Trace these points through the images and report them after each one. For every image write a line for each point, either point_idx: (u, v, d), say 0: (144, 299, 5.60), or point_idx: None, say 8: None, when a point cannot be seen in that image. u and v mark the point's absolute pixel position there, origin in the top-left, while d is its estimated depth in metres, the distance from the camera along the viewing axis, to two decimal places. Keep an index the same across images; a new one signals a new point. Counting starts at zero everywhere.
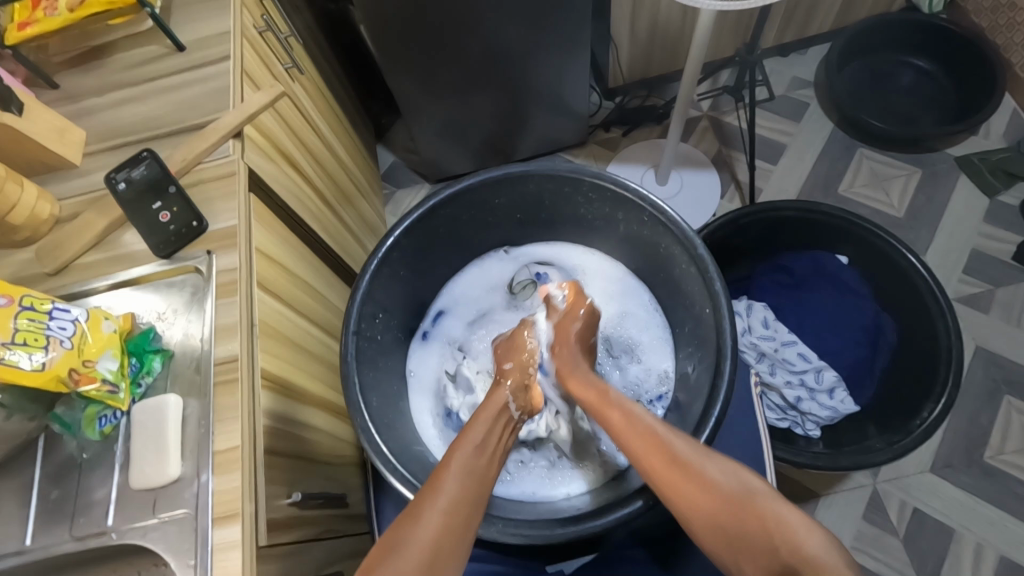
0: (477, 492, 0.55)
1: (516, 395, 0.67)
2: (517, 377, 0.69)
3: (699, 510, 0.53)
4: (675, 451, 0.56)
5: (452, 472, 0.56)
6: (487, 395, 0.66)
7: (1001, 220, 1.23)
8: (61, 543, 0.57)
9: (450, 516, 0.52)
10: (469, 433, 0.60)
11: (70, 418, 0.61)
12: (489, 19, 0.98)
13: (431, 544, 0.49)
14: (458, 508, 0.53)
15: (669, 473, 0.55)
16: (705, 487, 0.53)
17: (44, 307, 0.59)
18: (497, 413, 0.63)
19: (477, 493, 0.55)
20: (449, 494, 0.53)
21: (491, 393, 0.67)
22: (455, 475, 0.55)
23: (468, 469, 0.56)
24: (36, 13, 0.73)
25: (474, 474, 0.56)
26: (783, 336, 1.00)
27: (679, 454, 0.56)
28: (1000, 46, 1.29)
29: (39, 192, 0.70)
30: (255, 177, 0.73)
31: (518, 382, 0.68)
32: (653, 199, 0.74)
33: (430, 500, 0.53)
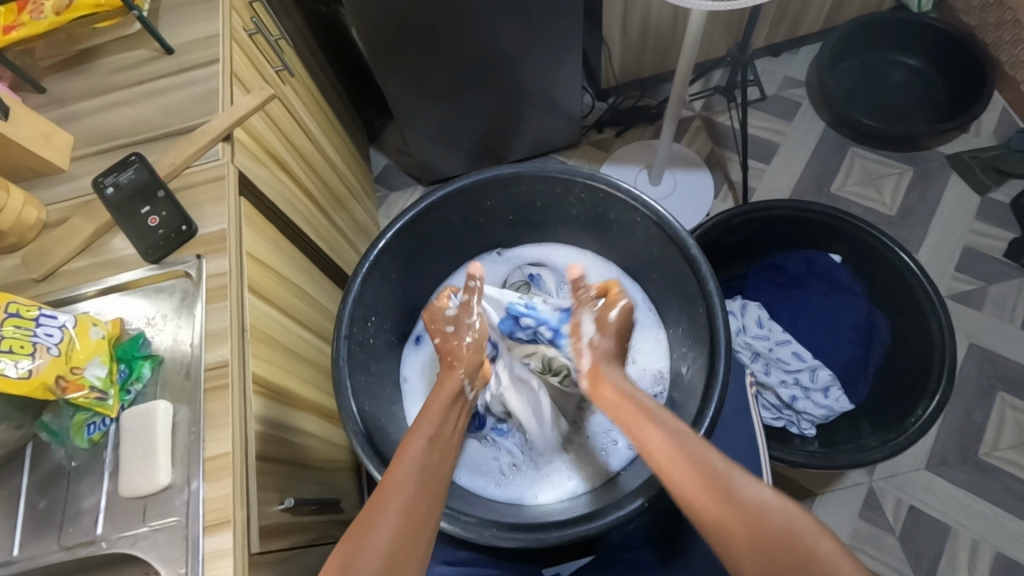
0: (434, 479, 0.55)
1: (470, 380, 0.67)
2: (467, 363, 0.67)
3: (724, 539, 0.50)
4: (703, 456, 0.54)
5: (409, 464, 0.55)
6: (441, 378, 0.66)
7: (993, 217, 1.23)
8: (49, 553, 0.56)
9: (407, 517, 0.51)
10: (423, 421, 0.59)
11: (59, 427, 0.60)
12: (480, 20, 0.98)
13: (388, 551, 0.48)
14: (422, 502, 0.53)
15: (696, 492, 0.52)
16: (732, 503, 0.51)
17: (31, 313, 0.58)
18: (454, 404, 0.62)
19: (440, 478, 0.56)
20: (404, 494, 0.52)
21: (445, 377, 0.65)
22: (414, 468, 0.55)
23: (426, 468, 0.55)
24: (22, 16, 0.72)
25: (435, 462, 0.56)
26: (777, 336, 0.99)
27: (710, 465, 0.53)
28: (989, 44, 1.30)
29: (25, 197, 0.69)
30: (245, 180, 0.72)
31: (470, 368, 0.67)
32: (646, 198, 0.74)
33: (390, 489, 0.53)
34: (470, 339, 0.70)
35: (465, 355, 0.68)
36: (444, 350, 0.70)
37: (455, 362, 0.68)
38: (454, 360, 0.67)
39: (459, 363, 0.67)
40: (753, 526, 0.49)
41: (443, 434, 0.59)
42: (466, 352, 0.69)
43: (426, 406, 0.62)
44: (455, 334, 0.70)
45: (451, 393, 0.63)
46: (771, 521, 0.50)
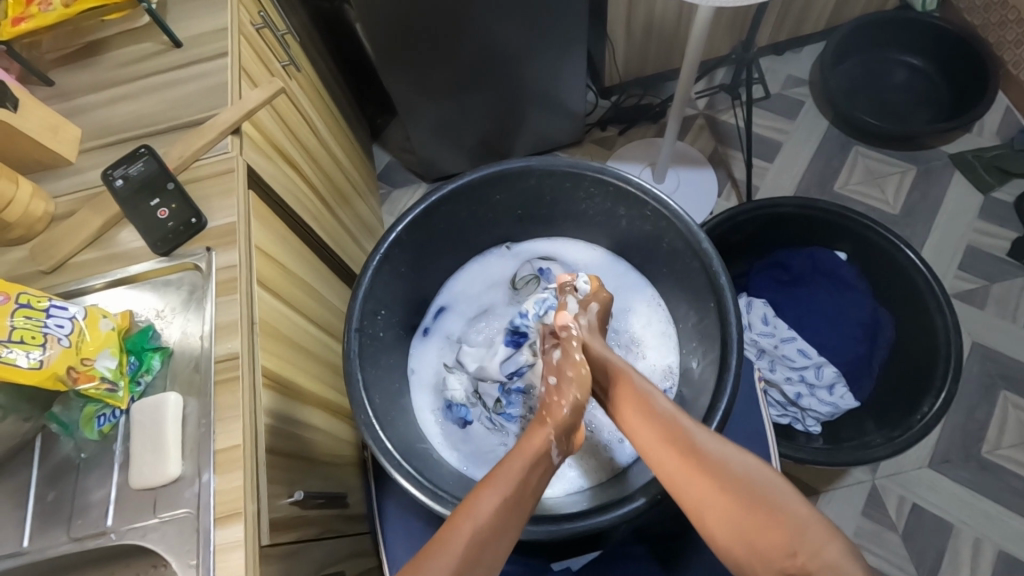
0: (506, 525, 0.50)
1: (560, 441, 0.58)
2: (561, 423, 0.59)
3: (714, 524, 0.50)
4: (685, 432, 0.55)
5: (482, 515, 0.49)
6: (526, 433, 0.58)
7: (995, 216, 1.24)
8: (59, 545, 0.56)
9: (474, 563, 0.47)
10: (499, 472, 0.54)
11: (69, 418, 0.60)
12: (487, 16, 0.98)
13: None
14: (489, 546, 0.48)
15: (680, 467, 0.53)
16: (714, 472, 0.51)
17: (42, 304, 0.58)
18: (540, 460, 0.55)
19: (512, 532, 0.50)
20: (473, 542, 0.48)
21: (529, 434, 0.58)
22: (486, 520, 0.49)
23: (497, 525, 0.49)
24: (30, 8, 0.72)
25: (511, 516, 0.51)
26: (783, 332, 1.01)
27: (692, 439, 0.54)
28: (992, 44, 1.31)
29: (33, 189, 0.69)
30: (253, 174, 0.72)
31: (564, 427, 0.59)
32: (656, 193, 0.74)
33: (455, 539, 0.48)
34: (574, 398, 0.61)
35: (559, 412, 0.60)
36: (542, 406, 0.62)
37: (546, 420, 0.59)
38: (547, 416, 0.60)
39: (551, 420, 0.59)
40: (738, 495, 0.49)
41: (522, 490, 0.53)
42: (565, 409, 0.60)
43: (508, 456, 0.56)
44: (557, 388, 0.63)
45: (535, 450, 0.56)
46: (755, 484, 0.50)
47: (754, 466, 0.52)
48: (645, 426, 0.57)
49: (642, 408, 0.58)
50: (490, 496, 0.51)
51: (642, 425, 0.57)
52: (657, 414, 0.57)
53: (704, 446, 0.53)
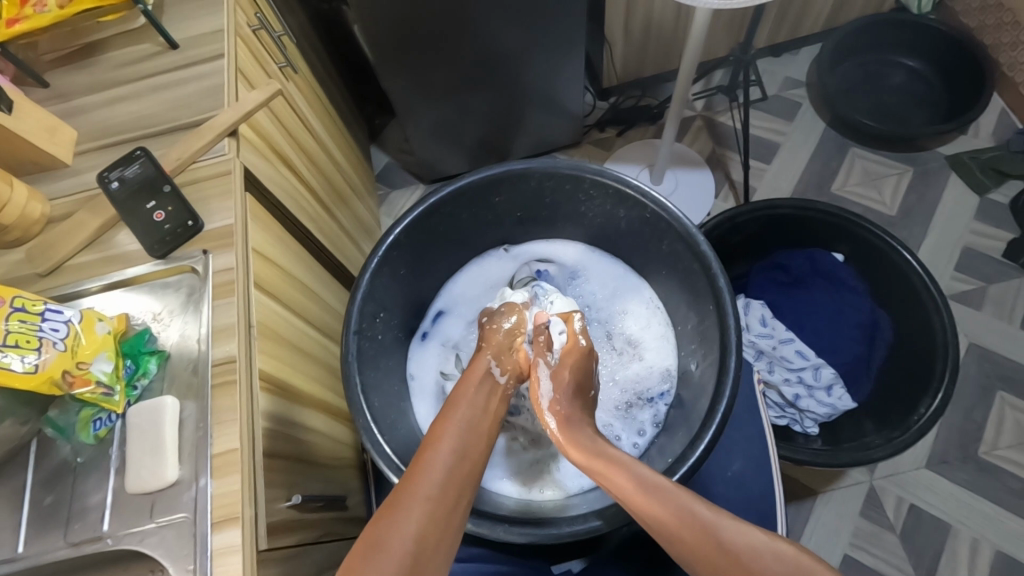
0: (462, 481, 0.54)
1: (499, 361, 0.67)
2: (496, 345, 0.69)
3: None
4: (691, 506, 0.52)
5: (434, 469, 0.54)
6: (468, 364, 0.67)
7: (992, 218, 1.24)
8: (55, 550, 0.56)
9: (432, 506, 0.51)
10: (451, 415, 0.60)
11: (65, 422, 0.60)
12: (485, 18, 0.98)
13: (416, 538, 0.48)
14: (446, 494, 0.52)
15: (677, 531, 0.50)
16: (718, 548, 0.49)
17: (37, 308, 0.58)
18: (483, 382, 0.64)
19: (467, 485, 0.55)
20: (429, 490, 0.52)
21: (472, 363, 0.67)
22: (438, 474, 0.53)
23: (449, 472, 0.54)
24: (25, 9, 0.72)
25: (462, 464, 0.55)
26: (781, 334, 1.01)
27: (689, 511, 0.51)
28: (988, 46, 1.31)
29: (29, 191, 0.68)
30: (251, 175, 0.72)
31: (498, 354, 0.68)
32: (655, 194, 0.74)
33: (414, 492, 0.52)
34: (505, 326, 0.71)
35: (496, 336, 0.70)
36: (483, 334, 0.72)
37: (485, 345, 0.69)
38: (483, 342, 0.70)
39: (489, 345, 0.69)
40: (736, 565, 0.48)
41: (470, 446, 0.57)
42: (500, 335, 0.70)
43: (457, 390, 0.63)
44: (490, 322, 0.73)
45: (479, 373, 0.65)
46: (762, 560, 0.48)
47: (764, 538, 0.49)
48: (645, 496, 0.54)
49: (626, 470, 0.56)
50: (441, 451, 0.56)
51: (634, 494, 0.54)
52: (648, 481, 0.54)
53: (706, 519, 0.50)
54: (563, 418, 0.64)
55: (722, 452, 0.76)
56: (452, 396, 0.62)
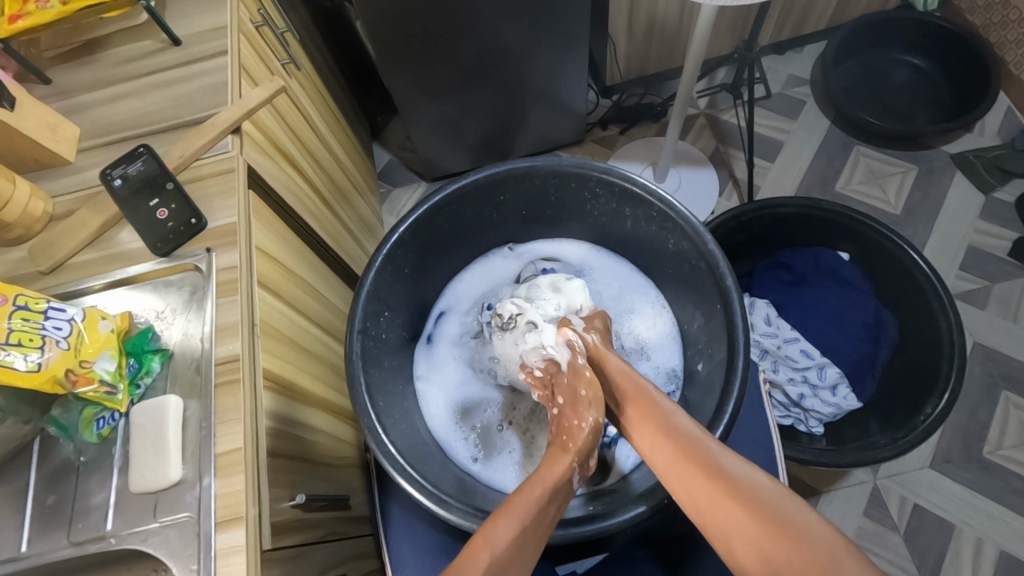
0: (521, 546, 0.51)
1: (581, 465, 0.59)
2: (582, 449, 0.60)
3: (729, 542, 0.49)
4: (705, 452, 0.53)
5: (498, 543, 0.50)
6: (545, 462, 0.59)
7: (996, 216, 1.23)
8: (58, 550, 0.56)
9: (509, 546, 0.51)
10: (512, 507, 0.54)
11: (67, 421, 0.59)
12: (488, 15, 0.97)
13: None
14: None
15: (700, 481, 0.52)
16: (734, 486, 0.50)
17: (40, 306, 0.58)
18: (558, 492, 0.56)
19: (542, 531, 0.54)
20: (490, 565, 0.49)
21: (551, 463, 0.59)
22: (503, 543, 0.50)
23: (507, 559, 0.50)
24: (27, 5, 0.71)
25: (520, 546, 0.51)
26: (785, 333, 1.00)
27: (694, 444, 0.54)
28: (993, 44, 1.31)
29: (31, 189, 0.68)
30: (254, 173, 0.72)
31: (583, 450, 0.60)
32: (662, 193, 0.73)
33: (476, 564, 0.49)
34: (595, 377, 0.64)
35: (578, 435, 0.60)
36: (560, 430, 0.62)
37: (569, 448, 0.60)
38: (568, 442, 0.60)
39: (572, 447, 0.60)
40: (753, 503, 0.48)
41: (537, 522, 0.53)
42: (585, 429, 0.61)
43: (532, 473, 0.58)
44: (569, 409, 0.63)
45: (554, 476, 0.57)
46: (763, 493, 0.49)
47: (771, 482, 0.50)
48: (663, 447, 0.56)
49: (651, 416, 0.58)
50: (503, 524, 0.52)
51: (655, 441, 0.57)
52: (672, 430, 0.56)
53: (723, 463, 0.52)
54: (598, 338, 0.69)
55: None
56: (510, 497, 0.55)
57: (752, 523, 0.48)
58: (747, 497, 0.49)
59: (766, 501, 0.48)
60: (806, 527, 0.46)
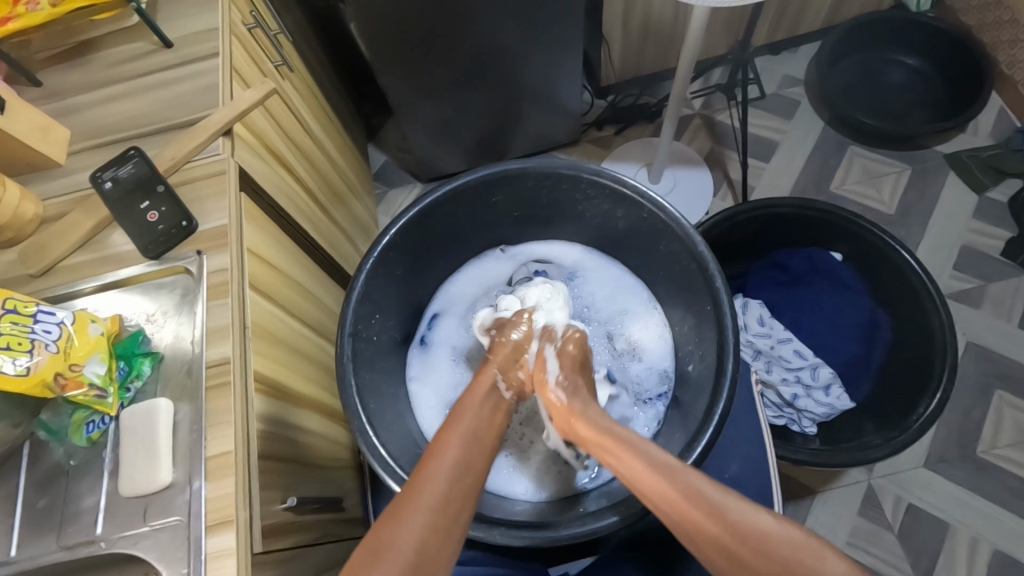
0: (463, 492, 0.54)
1: (504, 374, 0.66)
2: (503, 359, 0.67)
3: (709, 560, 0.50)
4: (689, 483, 0.52)
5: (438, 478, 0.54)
6: (474, 375, 0.65)
7: (990, 216, 1.23)
8: (48, 553, 0.55)
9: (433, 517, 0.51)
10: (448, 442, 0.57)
11: (57, 424, 0.60)
12: (481, 16, 0.97)
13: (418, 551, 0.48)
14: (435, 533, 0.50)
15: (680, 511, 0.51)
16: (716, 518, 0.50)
17: (29, 310, 0.57)
18: (488, 397, 0.63)
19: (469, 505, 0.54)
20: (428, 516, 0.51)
21: (478, 373, 0.65)
22: (443, 481, 0.53)
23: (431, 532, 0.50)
24: (17, 7, 0.71)
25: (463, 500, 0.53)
26: (779, 333, 1.00)
27: (697, 488, 0.52)
28: (987, 44, 1.31)
29: (22, 192, 0.68)
30: (245, 175, 0.71)
31: (507, 363, 0.67)
32: (653, 194, 0.73)
33: (417, 504, 0.51)
34: (514, 338, 0.69)
35: (501, 348, 0.67)
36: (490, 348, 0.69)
37: (491, 358, 0.67)
38: (492, 352, 0.68)
39: (495, 358, 0.67)
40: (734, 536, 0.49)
41: (473, 455, 0.57)
42: (509, 345, 0.68)
43: (460, 403, 0.62)
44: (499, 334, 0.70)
45: (484, 386, 0.63)
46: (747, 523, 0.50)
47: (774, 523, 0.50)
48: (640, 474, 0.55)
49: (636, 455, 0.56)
50: (447, 459, 0.55)
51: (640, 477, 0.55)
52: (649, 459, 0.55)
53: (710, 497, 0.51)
54: (568, 395, 0.64)
55: (720, 454, 0.76)
56: (453, 410, 0.61)
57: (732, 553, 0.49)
58: (740, 538, 0.49)
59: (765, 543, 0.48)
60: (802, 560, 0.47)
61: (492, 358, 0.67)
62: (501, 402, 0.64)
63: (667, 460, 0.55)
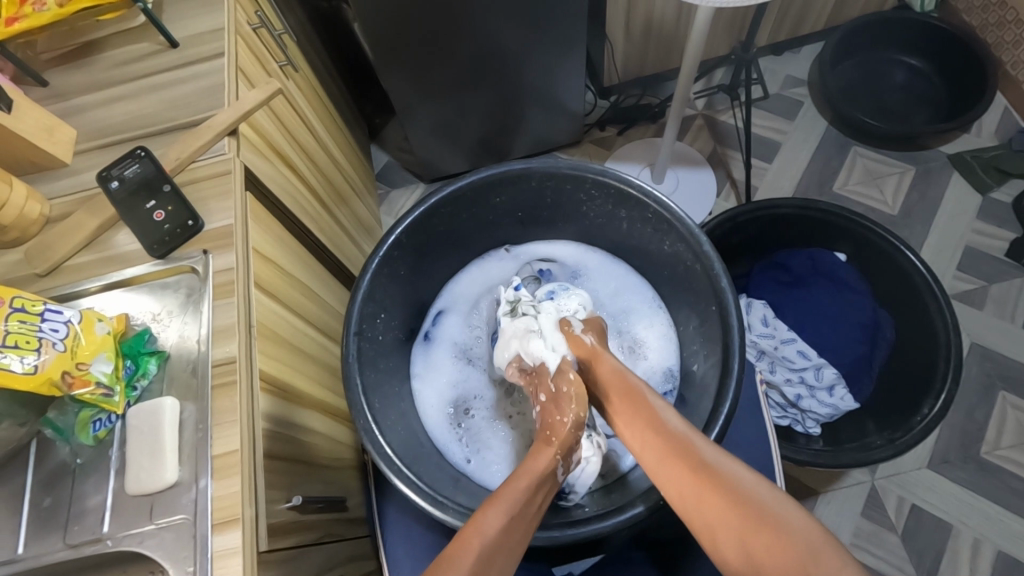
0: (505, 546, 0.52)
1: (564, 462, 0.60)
2: (564, 441, 0.60)
3: (716, 535, 0.48)
4: (693, 447, 0.53)
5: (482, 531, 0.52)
6: (528, 458, 0.59)
7: (993, 217, 1.23)
8: (54, 552, 0.56)
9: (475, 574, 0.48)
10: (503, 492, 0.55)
11: (63, 423, 0.60)
12: (486, 16, 0.97)
13: None
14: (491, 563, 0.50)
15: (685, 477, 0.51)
16: (715, 481, 0.49)
17: (36, 308, 0.58)
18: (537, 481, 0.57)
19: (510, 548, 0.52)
20: (479, 550, 0.50)
21: (533, 457, 0.59)
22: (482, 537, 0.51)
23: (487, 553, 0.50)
24: (23, 7, 0.71)
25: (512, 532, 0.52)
26: (783, 334, 1.00)
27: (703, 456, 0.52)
28: (990, 44, 1.31)
29: (28, 191, 0.68)
30: (251, 175, 0.72)
31: (565, 446, 0.60)
32: (657, 194, 0.73)
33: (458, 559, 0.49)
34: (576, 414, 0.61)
35: (562, 429, 0.60)
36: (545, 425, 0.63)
37: (552, 440, 0.60)
38: (552, 436, 0.60)
39: (555, 440, 0.60)
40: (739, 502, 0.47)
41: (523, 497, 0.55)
42: (569, 423, 0.61)
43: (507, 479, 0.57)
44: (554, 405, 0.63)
45: (538, 470, 0.57)
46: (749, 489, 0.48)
47: (756, 478, 0.49)
48: (654, 441, 0.55)
49: (637, 408, 0.58)
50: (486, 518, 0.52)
51: (643, 437, 0.56)
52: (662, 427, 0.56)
53: (716, 466, 0.51)
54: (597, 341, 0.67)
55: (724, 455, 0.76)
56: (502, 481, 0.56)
57: (738, 521, 0.47)
58: (736, 495, 0.48)
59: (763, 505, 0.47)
60: (801, 528, 0.45)
61: (551, 442, 0.60)
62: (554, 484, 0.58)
63: (665, 424, 0.55)
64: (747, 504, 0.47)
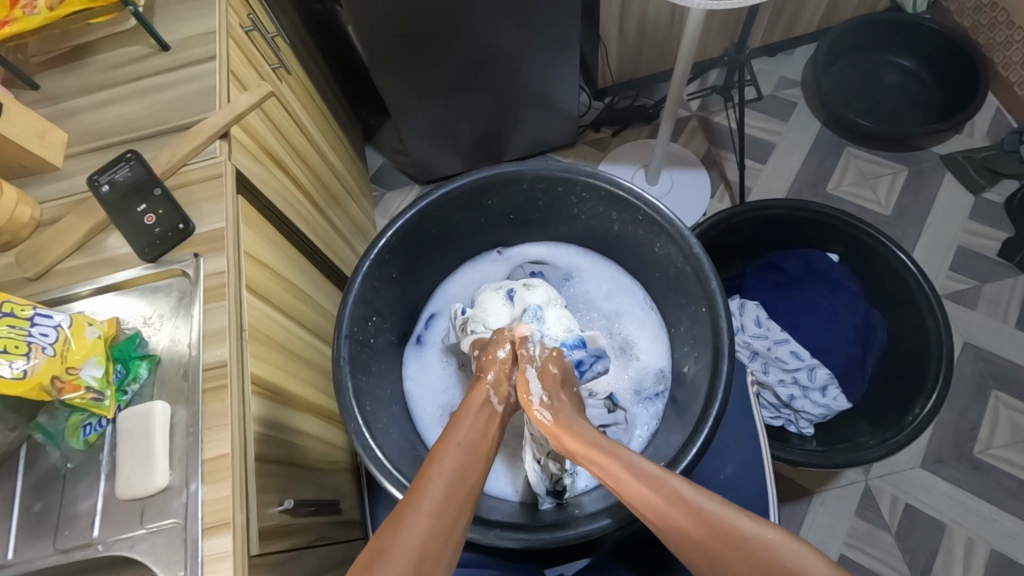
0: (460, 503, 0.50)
1: (496, 390, 0.64)
2: (495, 376, 0.65)
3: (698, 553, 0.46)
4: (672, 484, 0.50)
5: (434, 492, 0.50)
6: (468, 392, 0.63)
7: (986, 217, 1.24)
8: (45, 556, 0.56)
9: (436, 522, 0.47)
10: (456, 431, 0.57)
11: (54, 428, 0.60)
12: (479, 18, 0.97)
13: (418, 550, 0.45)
14: (448, 509, 0.49)
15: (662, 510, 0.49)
16: (697, 516, 0.47)
17: (25, 313, 0.57)
18: (483, 408, 0.60)
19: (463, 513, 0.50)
20: (430, 514, 0.48)
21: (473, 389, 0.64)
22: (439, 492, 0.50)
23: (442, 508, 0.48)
24: (14, 11, 0.71)
25: (466, 479, 0.52)
26: (776, 335, 0.99)
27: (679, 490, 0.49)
28: (983, 45, 1.31)
29: (19, 195, 0.68)
30: (243, 178, 0.72)
31: (498, 378, 0.65)
32: (648, 197, 0.74)
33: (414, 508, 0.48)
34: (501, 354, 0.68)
35: (494, 365, 0.66)
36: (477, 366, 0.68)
37: (484, 376, 0.65)
38: (481, 373, 0.65)
39: (488, 376, 0.65)
40: (718, 529, 0.45)
41: (478, 438, 0.56)
42: (498, 364, 0.67)
43: (452, 420, 0.59)
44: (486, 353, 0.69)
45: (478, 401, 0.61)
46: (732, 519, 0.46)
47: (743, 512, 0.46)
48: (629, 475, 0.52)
49: (609, 455, 0.54)
50: (438, 475, 0.51)
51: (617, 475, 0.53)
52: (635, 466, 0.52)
53: (695, 499, 0.48)
54: (555, 411, 0.61)
55: (716, 455, 0.77)
56: (447, 427, 0.57)
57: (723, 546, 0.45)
58: (716, 527, 0.46)
59: (748, 538, 0.44)
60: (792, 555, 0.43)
61: (483, 377, 0.65)
62: (496, 415, 0.61)
63: (639, 459, 0.53)
64: (726, 531, 0.45)
